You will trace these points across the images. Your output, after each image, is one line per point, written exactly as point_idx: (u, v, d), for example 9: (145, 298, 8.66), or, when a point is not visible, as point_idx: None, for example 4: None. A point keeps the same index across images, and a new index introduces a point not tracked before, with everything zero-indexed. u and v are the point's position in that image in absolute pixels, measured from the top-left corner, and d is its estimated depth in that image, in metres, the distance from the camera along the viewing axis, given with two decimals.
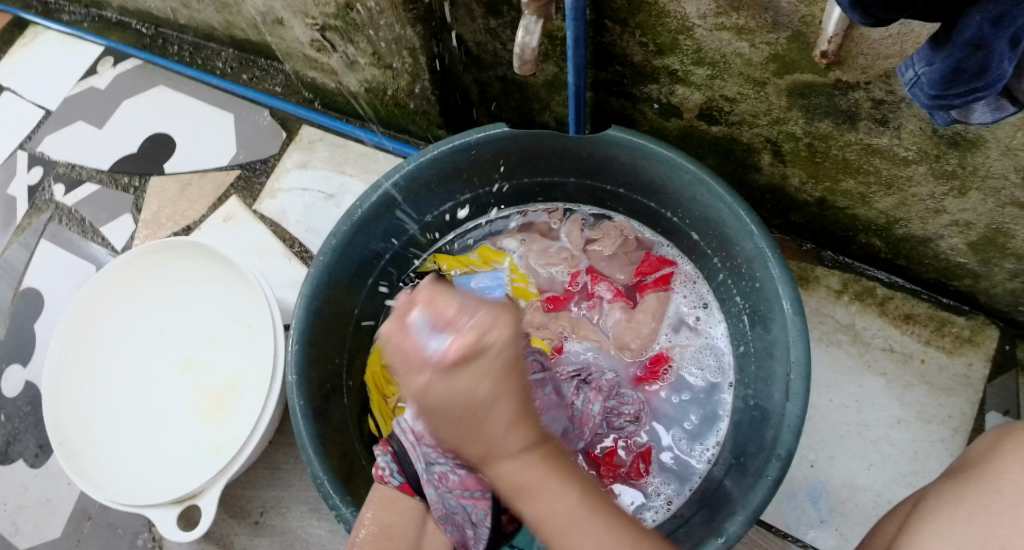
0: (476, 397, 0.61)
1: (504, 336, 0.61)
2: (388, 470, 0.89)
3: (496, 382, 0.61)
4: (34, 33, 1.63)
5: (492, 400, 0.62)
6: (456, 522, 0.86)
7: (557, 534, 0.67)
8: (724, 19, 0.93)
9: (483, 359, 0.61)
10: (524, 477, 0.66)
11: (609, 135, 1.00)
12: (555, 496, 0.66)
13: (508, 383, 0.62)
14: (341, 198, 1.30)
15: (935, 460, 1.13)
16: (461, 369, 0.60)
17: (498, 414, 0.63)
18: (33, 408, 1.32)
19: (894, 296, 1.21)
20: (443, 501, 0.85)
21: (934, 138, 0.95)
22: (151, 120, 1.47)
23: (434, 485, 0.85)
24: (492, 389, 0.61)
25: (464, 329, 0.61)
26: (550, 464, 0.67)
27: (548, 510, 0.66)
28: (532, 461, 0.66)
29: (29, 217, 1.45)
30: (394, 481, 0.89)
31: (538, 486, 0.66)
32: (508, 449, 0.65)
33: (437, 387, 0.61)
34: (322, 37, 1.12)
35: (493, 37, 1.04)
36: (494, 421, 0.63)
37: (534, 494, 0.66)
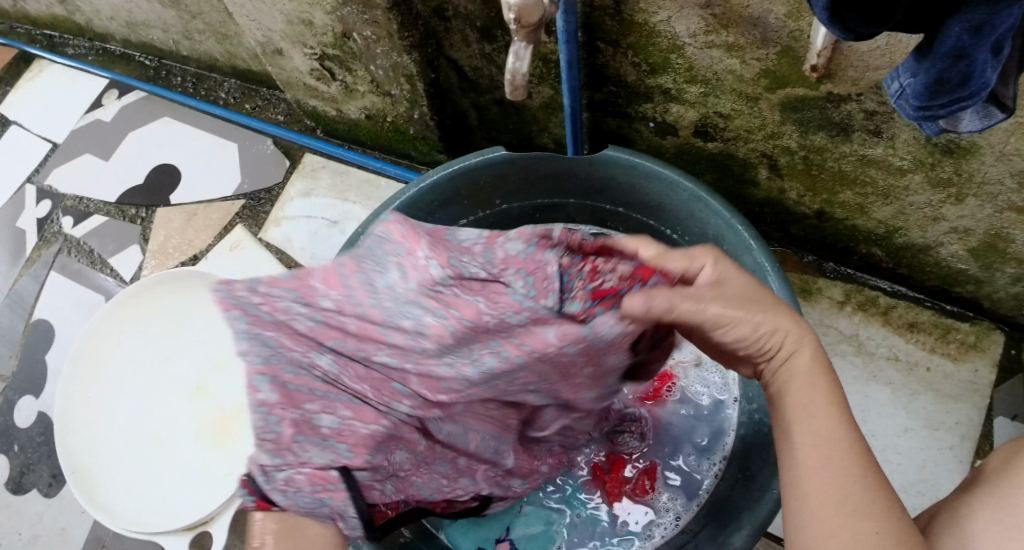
0: (739, 295, 0.74)
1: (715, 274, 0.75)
2: (243, 500, 0.73)
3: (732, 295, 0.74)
4: (39, 68, 1.65)
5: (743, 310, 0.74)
6: (328, 515, 0.73)
7: (812, 468, 0.68)
8: (714, 37, 0.94)
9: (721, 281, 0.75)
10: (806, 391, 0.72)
11: (606, 155, 1.01)
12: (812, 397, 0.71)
13: (723, 288, 0.74)
14: (344, 225, 1.32)
15: (944, 468, 1.13)
16: (727, 289, 0.74)
17: (746, 328, 0.73)
18: (46, 437, 1.34)
19: (897, 305, 1.22)
20: (296, 501, 0.72)
21: (928, 147, 0.96)
22: (156, 150, 1.50)
23: (281, 490, 0.71)
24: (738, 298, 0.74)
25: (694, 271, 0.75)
26: (830, 398, 0.71)
27: (817, 437, 0.69)
28: (810, 362, 0.73)
29: (38, 250, 1.47)
30: (246, 500, 0.73)
31: (811, 415, 0.70)
32: (798, 384, 0.72)
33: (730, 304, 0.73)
34: (321, 67, 1.14)
35: (489, 62, 1.05)
36: (743, 332, 0.74)
37: (810, 423, 0.70)
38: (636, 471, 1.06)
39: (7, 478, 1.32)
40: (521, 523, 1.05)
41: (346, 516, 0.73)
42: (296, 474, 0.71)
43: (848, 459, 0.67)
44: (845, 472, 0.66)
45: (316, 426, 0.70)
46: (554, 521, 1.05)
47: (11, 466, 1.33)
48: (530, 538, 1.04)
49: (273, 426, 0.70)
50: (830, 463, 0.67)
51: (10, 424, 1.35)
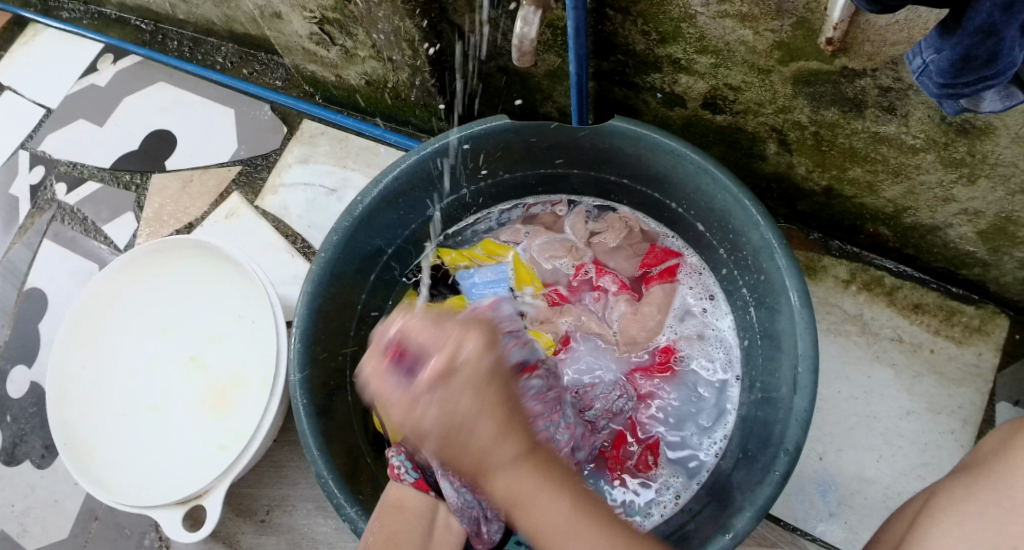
0: (460, 413, 0.64)
1: (473, 349, 0.66)
2: (402, 469, 0.89)
3: (473, 396, 0.64)
4: (33, 32, 1.62)
5: (474, 414, 0.64)
6: (474, 518, 0.86)
7: (544, 537, 0.67)
8: (727, 7, 0.91)
9: (454, 379, 0.64)
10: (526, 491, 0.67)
11: (612, 125, 0.98)
12: (546, 509, 0.66)
13: (488, 392, 0.65)
14: (343, 192, 1.30)
15: (946, 452, 1.12)
16: (485, 379, 0.65)
17: (480, 429, 0.64)
18: (39, 408, 1.32)
19: (903, 285, 1.20)
20: (459, 496, 0.85)
21: (942, 126, 0.94)
22: (152, 116, 1.47)
23: (450, 479, 0.87)
24: (470, 405, 0.64)
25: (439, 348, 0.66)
26: (541, 482, 0.67)
27: (549, 525, 0.66)
28: (523, 479, 0.66)
29: (31, 217, 1.44)
30: (410, 478, 0.88)
31: (525, 489, 0.66)
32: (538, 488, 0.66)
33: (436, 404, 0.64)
34: (321, 31, 1.11)
35: (494, 28, 1.02)
36: (477, 436, 0.65)
37: (532, 500, 0.66)
38: (641, 448, 1.04)
39: None
40: None
41: (493, 521, 0.88)
42: None
43: (591, 534, 0.67)
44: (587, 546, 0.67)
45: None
46: None
47: (3, 437, 1.31)
48: None
49: None
50: (584, 539, 0.67)
51: (3, 394, 1.33)
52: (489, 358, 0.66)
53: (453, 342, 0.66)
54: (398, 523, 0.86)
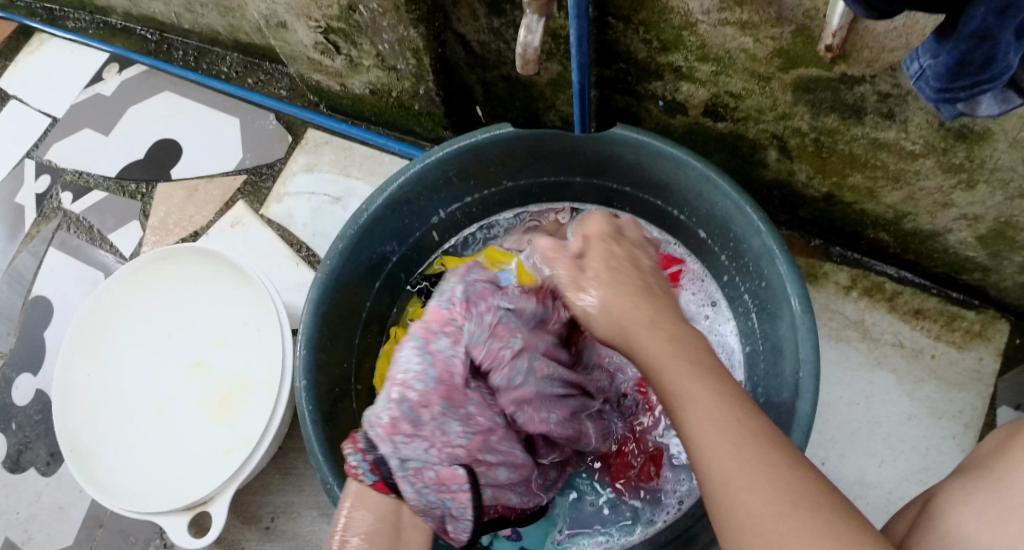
0: (606, 304, 0.80)
1: (597, 232, 0.89)
2: (358, 467, 0.77)
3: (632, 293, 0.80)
4: (39, 42, 1.63)
5: (630, 306, 0.78)
6: (439, 514, 0.78)
7: (682, 411, 0.69)
8: (728, 15, 0.93)
9: (592, 252, 0.87)
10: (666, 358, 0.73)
11: (614, 133, 0.99)
12: (675, 374, 0.71)
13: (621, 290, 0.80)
14: (347, 201, 1.31)
15: (947, 456, 1.12)
16: (620, 242, 0.88)
17: (642, 307, 0.78)
18: (44, 415, 1.33)
19: (903, 291, 1.20)
20: (420, 496, 0.76)
21: (941, 131, 0.94)
22: (157, 125, 1.48)
23: (410, 480, 0.76)
24: (607, 296, 0.80)
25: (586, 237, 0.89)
26: (702, 370, 0.71)
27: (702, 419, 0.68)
28: (665, 350, 0.73)
29: (37, 226, 1.45)
30: (367, 479, 0.76)
31: (667, 360, 0.72)
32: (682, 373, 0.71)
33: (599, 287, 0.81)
34: (326, 40, 1.12)
35: (497, 37, 1.03)
36: (643, 311, 0.78)
37: (686, 401, 0.69)
38: (643, 458, 1.06)
39: (5, 456, 1.31)
40: None
41: (460, 518, 0.79)
42: (427, 469, 0.77)
43: (718, 411, 0.68)
44: (735, 442, 0.66)
45: (466, 405, 0.83)
46: (556, 503, 1.06)
47: (8, 444, 1.32)
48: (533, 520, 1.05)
49: (427, 381, 0.80)
50: (711, 424, 0.67)
51: (8, 402, 1.34)
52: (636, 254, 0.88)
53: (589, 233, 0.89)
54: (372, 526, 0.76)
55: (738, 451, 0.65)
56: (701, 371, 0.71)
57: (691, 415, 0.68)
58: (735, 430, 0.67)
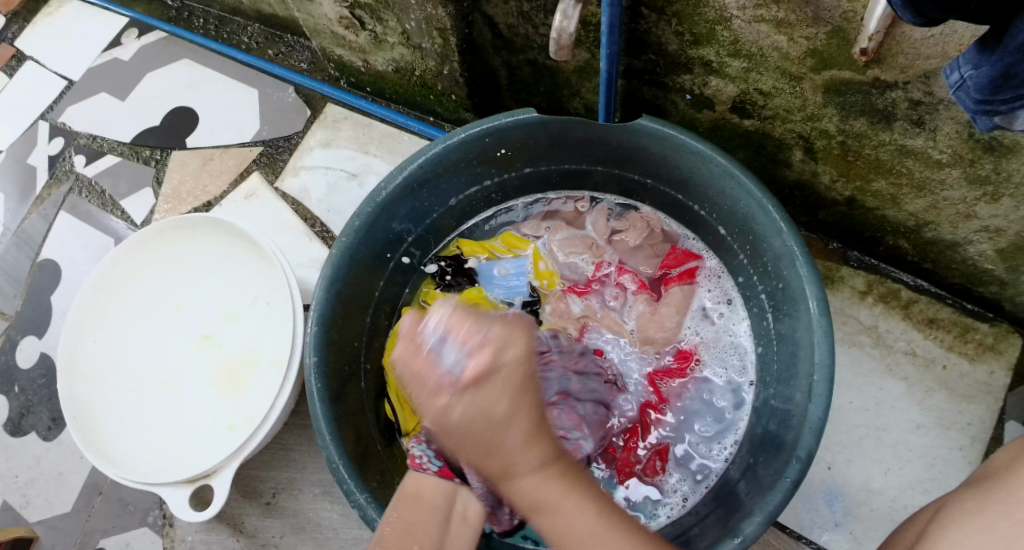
0: (495, 414, 0.67)
1: (520, 352, 0.69)
2: (421, 458, 0.90)
3: (512, 397, 0.67)
4: (58, 3, 1.61)
5: (510, 416, 0.68)
6: (506, 507, 0.92)
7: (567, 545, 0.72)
8: (763, 11, 0.91)
9: (496, 377, 0.67)
10: (539, 475, 0.70)
11: (640, 125, 0.98)
12: (569, 515, 0.71)
13: (523, 397, 0.68)
14: (363, 178, 1.30)
15: (953, 468, 1.12)
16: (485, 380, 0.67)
17: (511, 433, 0.68)
18: (48, 379, 1.32)
19: (919, 300, 1.19)
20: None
21: (970, 142, 0.93)
22: (173, 92, 1.46)
23: None
24: (507, 409, 0.67)
25: (482, 347, 0.68)
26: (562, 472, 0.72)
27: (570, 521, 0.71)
28: (552, 487, 0.71)
29: (49, 189, 1.44)
30: (433, 467, 0.89)
31: (550, 500, 0.71)
32: (520, 429, 0.68)
33: (462, 402, 0.67)
34: (351, 15, 1.11)
35: (526, 21, 1.02)
36: (507, 438, 0.68)
37: (555, 510, 0.71)
38: (649, 452, 1.06)
39: (6, 419, 1.31)
40: None
41: (522, 512, 0.93)
42: None
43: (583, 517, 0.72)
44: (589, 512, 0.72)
45: None
46: None
47: (11, 407, 1.31)
48: None
49: None
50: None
51: (12, 363, 1.34)
52: (525, 357, 0.69)
53: (491, 347, 0.68)
54: (416, 513, 0.85)
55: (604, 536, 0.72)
56: (576, 492, 0.72)
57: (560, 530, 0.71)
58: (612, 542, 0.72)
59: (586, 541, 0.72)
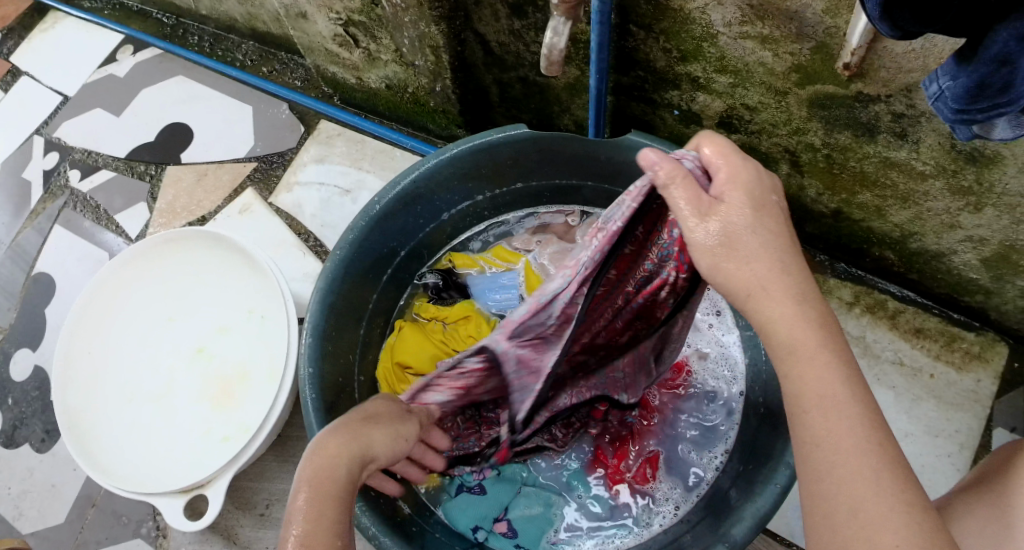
0: (746, 235, 0.67)
1: (745, 193, 0.69)
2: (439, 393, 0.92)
3: (757, 220, 0.68)
4: (53, 20, 1.63)
5: (759, 234, 0.68)
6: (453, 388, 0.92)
7: (805, 410, 0.65)
8: (749, 28, 0.93)
9: (729, 206, 0.68)
10: (767, 294, 0.67)
11: (628, 139, 1.00)
12: (823, 379, 0.65)
13: (765, 223, 0.68)
14: (357, 193, 1.31)
15: (941, 474, 1.13)
16: (761, 198, 0.69)
17: (750, 234, 0.67)
18: (41, 393, 1.33)
19: (905, 310, 1.21)
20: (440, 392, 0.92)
21: (952, 153, 0.95)
22: (168, 108, 1.48)
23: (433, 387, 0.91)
24: (753, 235, 0.67)
25: (722, 163, 0.70)
26: (831, 342, 0.66)
27: (815, 385, 0.65)
28: (809, 335, 0.66)
29: (43, 202, 1.45)
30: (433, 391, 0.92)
31: (802, 342, 0.66)
32: (766, 263, 0.67)
33: (747, 217, 0.68)
34: (345, 33, 1.13)
35: (517, 38, 1.04)
36: (746, 239, 0.67)
37: (801, 356, 0.66)
38: (639, 460, 1.06)
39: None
40: (521, 504, 1.05)
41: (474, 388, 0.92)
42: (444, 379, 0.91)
43: (838, 387, 0.64)
44: (856, 416, 0.63)
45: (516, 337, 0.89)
46: (554, 504, 1.06)
47: (4, 420, 1.32)
48: (529, 518, 1.04)
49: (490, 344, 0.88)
50: (851, 431, 0.63)
51: (5, 377, 1.34)
52: (748, 186, 0.69)
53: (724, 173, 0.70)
54: (330, 475, 0.73)
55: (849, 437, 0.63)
56: (828, 343, 0.66)
57: (811, 411, 0.65)
58: (876, 456, 0.62)
59: (836, 412, 0.64)
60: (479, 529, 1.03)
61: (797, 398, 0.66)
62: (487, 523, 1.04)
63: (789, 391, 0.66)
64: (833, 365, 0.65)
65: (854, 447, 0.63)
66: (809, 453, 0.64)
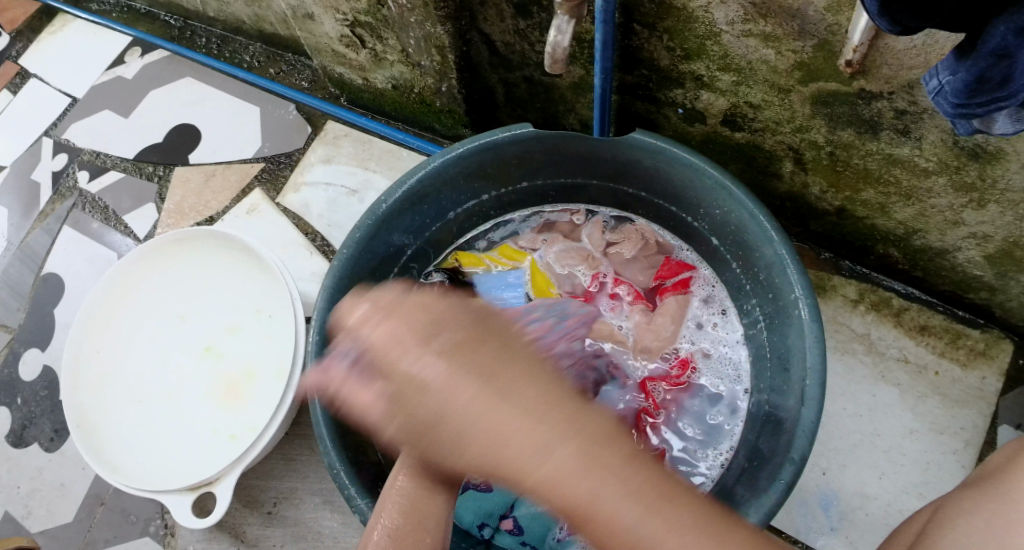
0: (446, 392, 0.64)
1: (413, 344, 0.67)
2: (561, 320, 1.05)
3: (441, 373, 0.65)
4: (62, 22, 1.64)
5: (442, 383, 0.65)
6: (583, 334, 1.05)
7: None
8: (752, 26, 0.94)
9: (425, 355, 0.66)
10: (528, 457, 0.61)
11: (632, 138, 1.00)
12: (620, 509, 0.60)
13: (449, 361, 0.65)
14: (364, 194, 1.32)
15: (946, 471, 1.13)
16: (447, 342, 0.66)
17: (460, 392, 0.64)
18: (50, 392, 1.34)
19: (909, 307, 1.22)
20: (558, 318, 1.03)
21: (955, 150, 0.95)
22: (176, 109, 1.49)
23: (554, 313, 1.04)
24: (462, 390, 0.64)
25: (382, 320, 0.69)
26: (592, 452, 0.61)
27: (617, 522, 0.59)
28: (571, 460, 0.60)
29: (52, 204, 1.47)
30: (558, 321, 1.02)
31: (573, 478, 0.60)
32: (505, 408, 0.62)
33: (448, 367, 0.65)
34: (351, 34, 1.14)
35: (522, 38, 1.04)
36: (458, 399, 0.64)
37: (595, 501, 0.60)
38: (646, 458, 1.06)
39: (9, 430, 1.32)
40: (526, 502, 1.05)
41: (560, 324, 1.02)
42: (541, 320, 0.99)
43: (634, 504, 0.60)
44: (669, 527, 0.59)
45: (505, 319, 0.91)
46: None
47: (13, 419, 1.33)
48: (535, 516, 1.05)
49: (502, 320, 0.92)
50: (676, 542, 0.59)
51: (14, 376, 1.35)
52: (408, 340, 0.67)
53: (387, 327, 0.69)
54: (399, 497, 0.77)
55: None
56: (595, 454, 0.61)
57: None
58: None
59: (647, 540, 0.59)
60: (486, 526, 1.04)
61: (619, 538, 0.60)
62: (493, 520, 1.04)
63: (600, 538, 0.61)
64: (624, 479, 0.61)
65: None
66: None
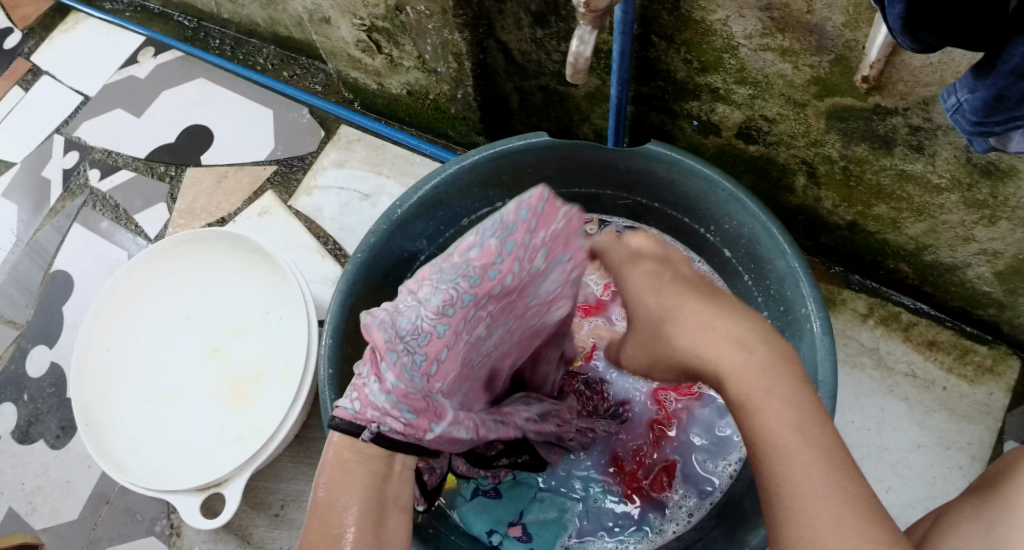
0: (712, 343, 0.76)
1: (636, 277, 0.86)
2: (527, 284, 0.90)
3: (654, 297, 0.82)
4: (75, 20, 1.65)
5: (661, 307, 0.81)
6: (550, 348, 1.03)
7: (780, 460, 0.68)
8: (769, 40, 0.94)
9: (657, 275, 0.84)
10: (719, 357, 0.74)
11: (647, 149, 1.01)
12: (792, 443, 0.67)
13: (658, 290, 0.83)
14: (375, 198, 1.32)
15: (953, 486, 1.13)
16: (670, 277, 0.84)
17: (675, 323, 0.79)
18: (57, 389, 1.34)
19: (918, 322, 1.22)
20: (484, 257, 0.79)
21: (968, 167, 0.95)
22: (188, 110, 1.49)
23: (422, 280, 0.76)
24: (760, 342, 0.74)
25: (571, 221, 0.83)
26: (792, 390, 0.71)
27: (786, 457, 0.67)
28: (764, 390, 0.71)
29: (63, 201, 1.47)
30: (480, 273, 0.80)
31: (757, 395, 0.71)
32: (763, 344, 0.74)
33: (655, 299, 0.82)
34: (368, 39, 1.15)
35: (539, 47, 1.05)
36: (672, 329, 0.79)
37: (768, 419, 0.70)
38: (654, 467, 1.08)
39: (15, 427, 1.32)
40: (535, 508, 1.06)
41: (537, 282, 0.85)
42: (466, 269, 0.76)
43: (812, 463, 0.66)
44: (817, 474, 0.65)
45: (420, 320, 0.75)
46: (569, 509, 1.07)
47: (20, 415, 1.33)
48: (544, 523, 1.06)
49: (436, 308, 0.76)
50: (817, 477, 0.65)
51: (21, 373, 1.35)
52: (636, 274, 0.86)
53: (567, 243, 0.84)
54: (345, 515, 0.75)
55: (832, 509, 0.64)
56: (797, 393, 0.71)
57: (787, 474, 0.67)
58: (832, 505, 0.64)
59: (807, 485, 0.65)
60: (495, 533, 1.03)
61: (770, 451, 0.69)
62: (502, 527, 1.04)
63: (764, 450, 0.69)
64: (811, 421, 0.69)
65: (827, 506, 0.64)
66: (790, 508, 0.66)
